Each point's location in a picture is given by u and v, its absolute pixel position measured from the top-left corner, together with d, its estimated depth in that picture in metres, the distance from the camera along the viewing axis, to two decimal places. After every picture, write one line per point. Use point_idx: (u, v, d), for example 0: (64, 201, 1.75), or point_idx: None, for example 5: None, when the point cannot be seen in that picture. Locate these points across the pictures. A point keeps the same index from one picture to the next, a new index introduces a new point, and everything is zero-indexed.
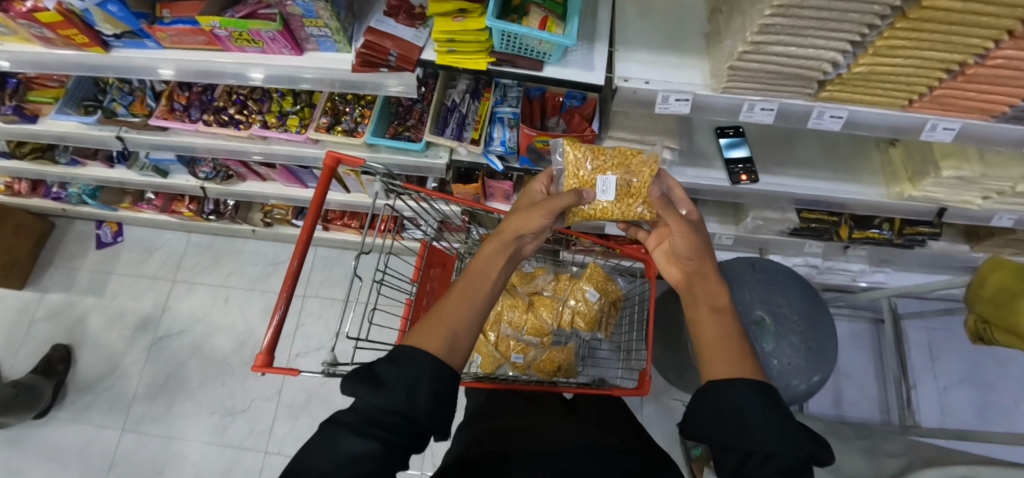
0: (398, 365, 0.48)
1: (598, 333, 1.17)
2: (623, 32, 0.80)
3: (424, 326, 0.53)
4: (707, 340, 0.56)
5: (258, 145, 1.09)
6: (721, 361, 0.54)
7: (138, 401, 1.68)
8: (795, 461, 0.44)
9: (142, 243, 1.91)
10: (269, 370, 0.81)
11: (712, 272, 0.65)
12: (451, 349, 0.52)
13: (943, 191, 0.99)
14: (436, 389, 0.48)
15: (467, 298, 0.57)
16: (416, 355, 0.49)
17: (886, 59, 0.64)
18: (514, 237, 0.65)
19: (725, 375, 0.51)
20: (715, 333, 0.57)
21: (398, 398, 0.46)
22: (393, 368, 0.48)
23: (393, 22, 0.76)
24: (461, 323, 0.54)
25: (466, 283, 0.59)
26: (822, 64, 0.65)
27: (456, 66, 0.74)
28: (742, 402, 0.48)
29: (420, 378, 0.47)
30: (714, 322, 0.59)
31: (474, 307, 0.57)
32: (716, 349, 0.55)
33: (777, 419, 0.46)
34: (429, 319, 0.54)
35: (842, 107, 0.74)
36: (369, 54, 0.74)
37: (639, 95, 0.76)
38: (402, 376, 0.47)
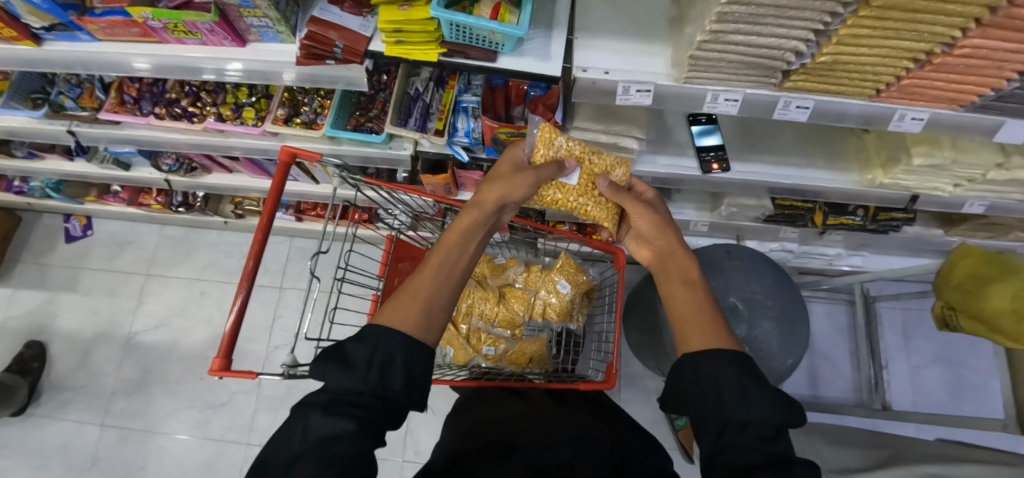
0: (368, 345, 0.45)
1: (571, 324, 1.16)
2: (584, 19, 0.77)
3: (398, 300, 0.51)
4: (678, 311, 0.54)
5: (216, 138, 1.05)
6: (695, 333, 0.50)
7: (119, 396, 1.68)
8: (771, 427, 0.42)
9: (114, 238, 1.87)
10: (226, 374, 0.80)
11: (681, 246, 0.64)
12: (422, 323, 0.50)
13: (913, 178, 0.98)
14: (410, 366, 0.46)
15: (442, 271, 0.54)
16: (383, 332, 0.47)
17: (850, 48, 0.61)
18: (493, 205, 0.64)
19: (703, 343, 0.49)
20: (689, 305, 0.54)
21: (370, 380, 0.44)
22: (363, 347, 0.45)
23: (338, 11, 0.71)
24: (434, 297, 0.51)
25: (440, 251, 0.55)
26: (785, 53, 0.63)
27: (405, 58, 0.70)
28: (720, 375, 0.45)
29: (393, 355, 0.45)
30: (684, 292, 0.56)
31: (451, 277, 0.54)
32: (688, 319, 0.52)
33: (752, 390, 0.44)
34: (401, 293, 0.51)
35: (809, 97, 0.72)
36: (312, 45, 0.70)
37: (598, 86, 0.72)
38: (373, 355, 0.45)
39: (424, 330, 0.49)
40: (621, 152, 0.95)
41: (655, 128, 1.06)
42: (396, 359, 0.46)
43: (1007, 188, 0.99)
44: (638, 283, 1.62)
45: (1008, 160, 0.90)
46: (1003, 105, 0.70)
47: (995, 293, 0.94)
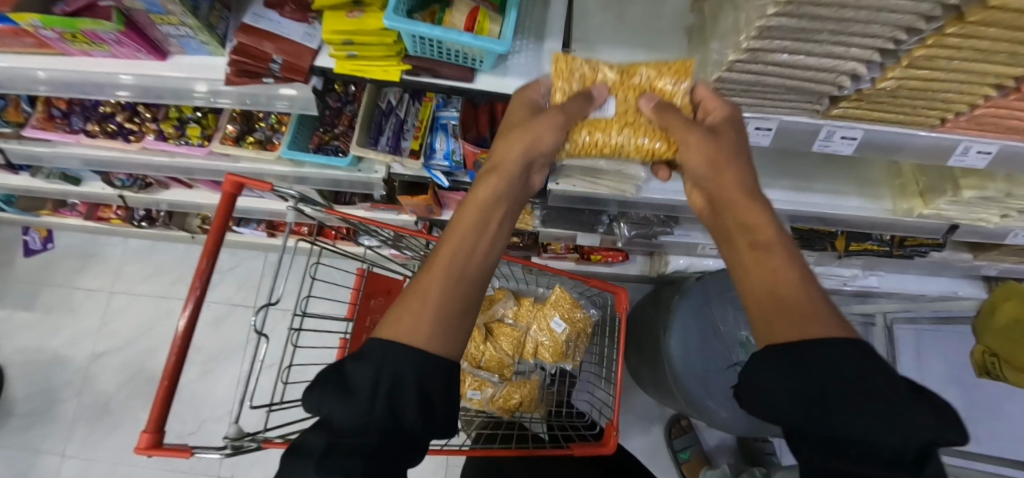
0: (369, 368, 0.40)
1: (566, 363, 1.04)
2: (582, 28, 0.64)
3: (402, 309, 0.45)
4: (756, 290, 0.45)
5: (159, 159, 0.92)
6: (769, 322, 0.42)
7: (81, 423, 1.57)
8: (910, 456, 0.32)
9: (75, 251, 1.73)
10: (158, 451, 0.67)
11: (755, 195, 0.50)
12: (438, 331, 0.44)
13: (958, 209, 0.85)
14: (423, 384, 0.41)
15: (450, 273, 0.48)
16: (389, 348, 0.41)
17: (921, 73, 0.48)
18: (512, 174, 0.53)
19: (791, 333, 0.40)
20: (771, 283, 0.44)
21: (373, 409, 0.38)
22: (364, 370, 0.40)
23: (277, 17, 0.57)
24: (445, 300, 0.46)
25: (448, 249, 0.49)
26: (838, 77, 0.49)
27: (358, 76, 0.56)
28: (827, 383, 0.35)
29: (401, 378, 0.40)
30: (757, 267, 0.46)
31: (466, 273, 0.49)
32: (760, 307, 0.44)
33: (885, 404, 0.33)
34: (406, 299, 0.46)
35: (857, 127, 0.58)
36: (244, 61, 0.56)
37: (600, 110, 0.59)
38: (377, 380, 0.40)
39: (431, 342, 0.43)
40: (626, 181, 0.81)
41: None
42: (406, 382, 0.40)
43: None
44: (638, 305, 1.50)
45: None
46: None
47: None
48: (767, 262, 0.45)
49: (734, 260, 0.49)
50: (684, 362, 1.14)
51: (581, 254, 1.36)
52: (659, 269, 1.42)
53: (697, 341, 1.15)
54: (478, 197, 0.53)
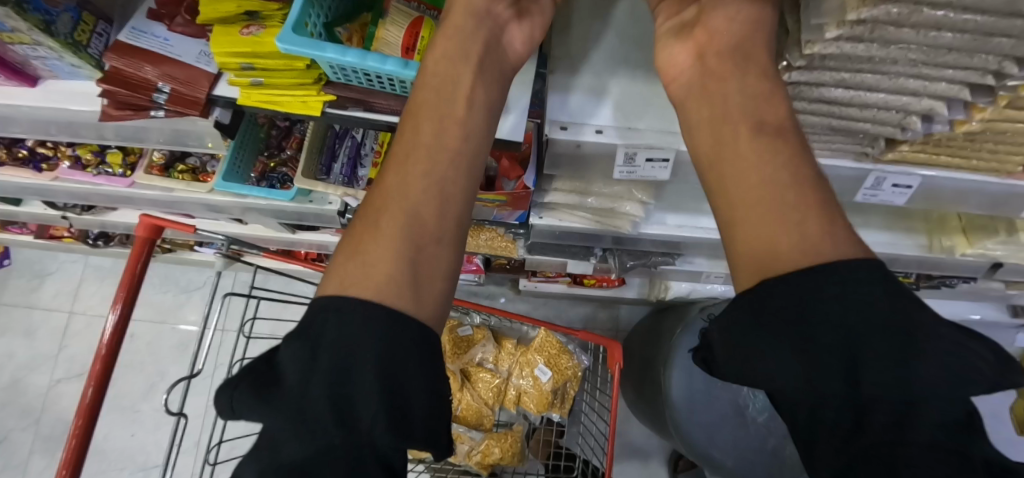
0: (298, 352, 0.27)
1: (553, 413, 0.92)
2: (563, 42, 0.48)
3: (348, 247, 0.32)
4: (750, 181, 0.31)
5: (78, 188, 0.79)
6: (770, 242, 0.28)
7: (38, 454, 1.46)
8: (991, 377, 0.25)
9: (32, 268, 1.61)
10: None
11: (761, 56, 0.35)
12: (407, 273, 0.30)
13: (1011, 250, 0.72)
14: (386, 355, 0.27)
15: (410, 191, 0.33)
16: (338, 311, 0.28)
17: (1017, 115, 0.35)
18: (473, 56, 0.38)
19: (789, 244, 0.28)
20: (764, 168, 0.30)
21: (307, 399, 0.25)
22: (294, 356, 0.27)
23: (163, 32, 0.44)
24: (409, 230, 0.32)
25: (400, 157, 0.35)
26: (904, 118, 0.36)
27: (268, 108, 0.43)
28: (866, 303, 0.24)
29: (350, 360, 0.26)
30: (743, 172, 0.32)
31: (432, 186, 0.34)
32: (741, 222, 0.31)
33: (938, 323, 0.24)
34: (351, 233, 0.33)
35: (916, 174, 0.45)
36: (118, 89, 0.43)
37: (583, 151, 0.46)
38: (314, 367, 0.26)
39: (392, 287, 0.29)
40: (619, 216, 0.68)
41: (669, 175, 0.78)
42: (358, 360, 0.26)
43: None
44: (634, 330, 1.36)
45: None
46: None
47: None
48: (763, 164, 0.31)
49: (717, 142, 0.34)
50: (687, 409, 1.01)
51: (574, 278, 1.23)
52: (659, 295, 1.28)
53: (702, 383, 1.02)
54: (430, 78, 0.37)
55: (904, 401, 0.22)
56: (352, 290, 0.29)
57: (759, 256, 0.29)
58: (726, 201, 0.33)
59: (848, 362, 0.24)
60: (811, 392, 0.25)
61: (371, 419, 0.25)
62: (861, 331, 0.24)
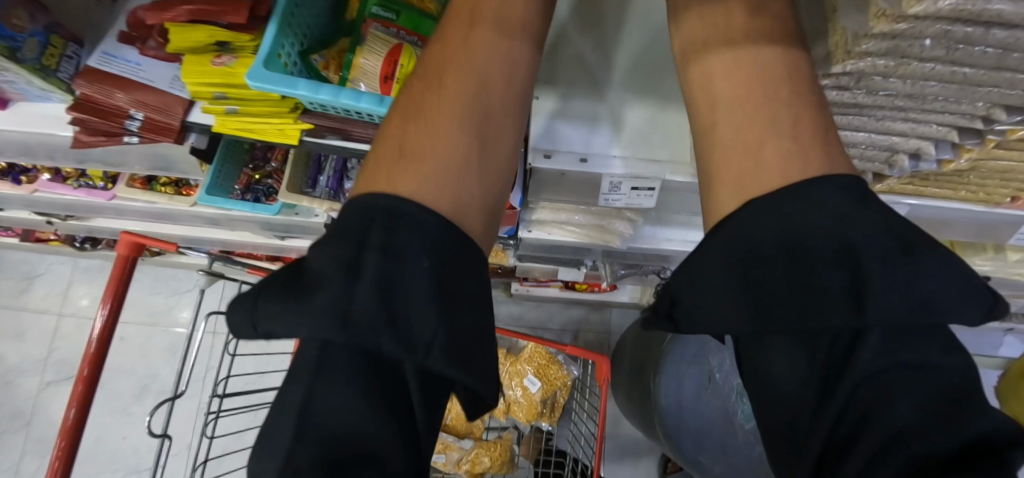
0: (339, 251, 0.25)
1: (542, 422, 0.92)
2: (548, 66, 0.47)
3: (388, 141, 0.30)
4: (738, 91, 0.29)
5: (59, 200, 0.78)
6: (756, 161, 0.27)
7: (32, 457, 1.48)
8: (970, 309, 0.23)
9: (20, 270, 1.59)
10: None
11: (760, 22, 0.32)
12: (446, 171, 0.29)
13: (997, 265, 0.72)
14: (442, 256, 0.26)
15: (451, 89, 0.31)
16: (377, 209, 0.27)
17: (1006, 155, 0.34)
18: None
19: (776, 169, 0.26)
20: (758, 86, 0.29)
21: (351, 312, 0.23)
22: (333, 255, 0.25)
23: (134, 55, 0.43)
24: (446, 130, 0.30)
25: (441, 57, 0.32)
26: (893, 154, 0.36)
27: (247, 136, 0.42)
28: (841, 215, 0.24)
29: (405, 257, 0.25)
30: (740, 92, 0.29)
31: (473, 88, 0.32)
32: (728, 127, 0.29)
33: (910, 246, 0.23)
34: (390, 125, 0.31)
35: (902, 203, 0.45)
36: (89, 116, 0.42)
37: (569, 177, 0.46)
38: (366, 261, 0.25)
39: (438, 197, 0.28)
40: (608, 232, 0.68)
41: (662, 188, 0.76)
42: (408, 274, 0.25)
43: None
44: (625, 333, 1.36)
45: None
46: None
47: None
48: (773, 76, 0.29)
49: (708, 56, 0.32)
50: (676, 415, 1.02)
51: (566, 284, 1.22)
52: (653, 300, 1.29)
53: (691, 390, 1.03)
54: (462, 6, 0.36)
55: (890, 341, 0.22)
56: (393, 201, 0.27)
57: (752, 168, 0.28)
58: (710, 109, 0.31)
59: (856, 296, 0.23)
60: (801, 322, 0.24)
61: (432, 337, 0.24)
62: (867, 261, 0.23)
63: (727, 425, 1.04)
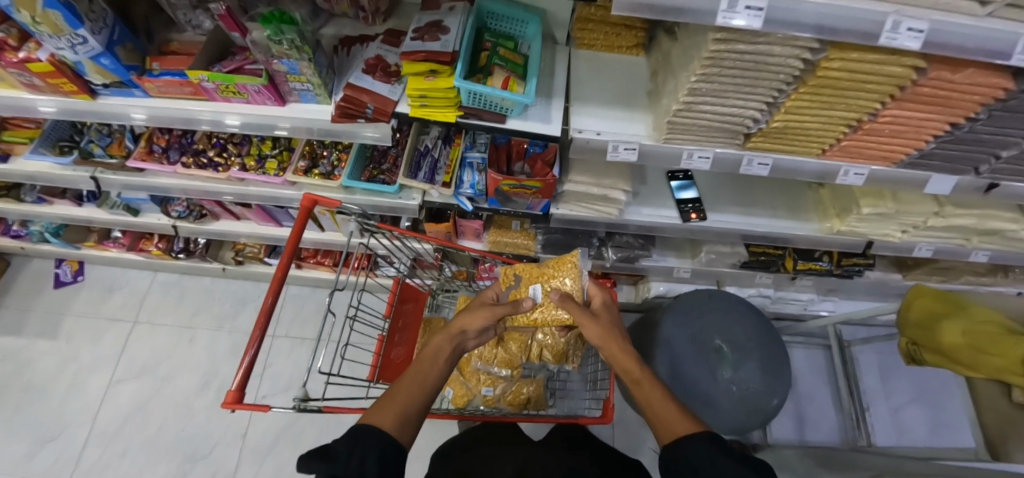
0: (345, 444, 0.48)
1: (565, 366, 1.22)
2: (579, 88, 0.89)
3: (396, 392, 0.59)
4: (651, 402, 0.61)
5: (236, 186, 1.12)
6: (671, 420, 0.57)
7: (91, 450, 1.57)
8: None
9: (103, 283, 1.83)
10: (238, 407, 0.79)
11: (679, 57, 0.74)
12: (399, 418, 0.55)
13: (867, 225, 1.12)
14: (363, 456, 0.47)
15: (419, 378, 0.63)
16: (370, 432, 0.50)
17: (793, 118, 0.76)
18: (458, 330, 0.75)
19: (673, 432, 0.55)
20: (654, 397, 0.61)
21: (325, 452, 0.47)
22: (343, 445, 0.48)
23: (371, 79, 0.82)
24: (412, 400, 0.59)
25: (433, 353, 0.69)
26: (744, 120, 0.77)
27: (428, 118, 0.81)
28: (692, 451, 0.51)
29: (367, 453, 0.48)
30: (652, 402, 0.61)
31: (433, 374, 0.64)
32: (662, 415, 0.58)
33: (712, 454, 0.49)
34: (402, 386, 0.61)
35: (767, 156, 0.86)
36: (347, 107, 0.81)
37: (592, 145, 0.84)
38: (351, 447, 0.48)
39: (395, 425, 0.54)
40: (611, 203, 1.08)
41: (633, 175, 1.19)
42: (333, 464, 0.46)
43: (945, 234, 1.16)
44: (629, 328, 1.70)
45: (942, 210, 1.06)
46: (925, 163, 0.88)
47: (946, 327, 1.04)
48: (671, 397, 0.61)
49: (635, 393, 0.64)
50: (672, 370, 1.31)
51: None
52: (644, 295, 1.64)
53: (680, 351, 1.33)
54: (447, 334, 0.74)
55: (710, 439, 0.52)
56: (366, 434, 0.50)
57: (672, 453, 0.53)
58: (656, 410, 0.59)
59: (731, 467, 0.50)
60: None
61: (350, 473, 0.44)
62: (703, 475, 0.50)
63: (710, 378, 1.31)
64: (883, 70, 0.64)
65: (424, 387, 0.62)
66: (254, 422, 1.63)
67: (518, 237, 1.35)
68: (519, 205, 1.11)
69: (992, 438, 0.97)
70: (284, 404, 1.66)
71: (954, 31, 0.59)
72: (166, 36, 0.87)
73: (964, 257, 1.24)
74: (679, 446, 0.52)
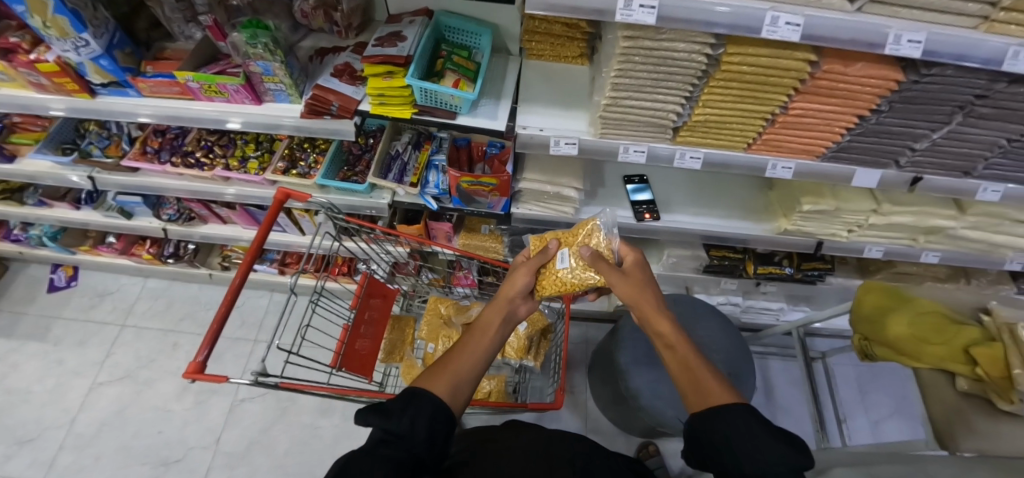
0: (401, 408, 0.47)
1: (528, 362, 1.25)
2: (526, 91, 0.99)
3: (445, 362, 0.56)
4: (684, 373, 0.55)
5: (220, 185, 1.22)
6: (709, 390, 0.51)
7: (66, 452, 1.57)
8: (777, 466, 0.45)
9: (95, 289, 1.91)
10: (199, 377, 0.85)
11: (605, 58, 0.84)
12: (453, 388, 0.52)
13: (814, 224, 1.18)
14: (417, 416, 0.47)
15: (471, 345, 0.59)
16: (425, 397, 0.48)
17: (710, 112, 0.85)
18: (508, 297, 0.70)
19: (708, 398, 0.50)
20: (689, 366, 0.55)
21: (377, 414, 0.47)
22: (397, 408, 0.47)
23: (337, 81, 0.93)
24: (466, 368, 0.55)
25: (484, 320, 0.64)
26: (668, 114, 0.85)
27: (386, 115, 0.91)
28: (730, 424, 0.47)
29: (421, 415, 0.47)
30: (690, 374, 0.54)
31: (488, 342, 0.60)
32: (695, 382, 0.53)
33: (756, 433, 0.45)
34: (452, 355, 0.57)
35: (698, 150, 0.94)
36: (315, 104, 0.91)
37: (536, 140, 0.92)
38: (406, 412, 0.47)
39: (449, 393, 0.51)
40: (567, 201, 1.15)
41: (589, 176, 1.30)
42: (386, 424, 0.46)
43: (890, 233, 1.21)
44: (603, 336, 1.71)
45: (880, 207, 1.12)
46: (846, 156, 0.95)
47: (895, 319, 1.05)
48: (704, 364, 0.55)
49: (669, 360, 0.58)
50: (635, 370, 1.33)
51: None
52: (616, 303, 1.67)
53: (643, 350, 1.35)
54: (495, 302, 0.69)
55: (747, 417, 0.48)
56: (416, 399, 0.48)
57: (702, 427, 0.49)
58: (688, 380, 0.54)
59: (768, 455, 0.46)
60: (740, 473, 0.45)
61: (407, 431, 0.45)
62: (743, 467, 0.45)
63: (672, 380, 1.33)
64: (777, 62, 0.73)
65: (479, 356, 0.58)
66: (228, 426, 1.64)
67: (487, 239, 1.42)
68: (481, 204, 1.18)
69: (941, 430, 0.99)
70: (260, 410, 1.67)
71: (832, 25, 0.67)
72: (161, 46, 0.99)
73: (915, 258, 1.28)
74: (716, 416, 0.48)
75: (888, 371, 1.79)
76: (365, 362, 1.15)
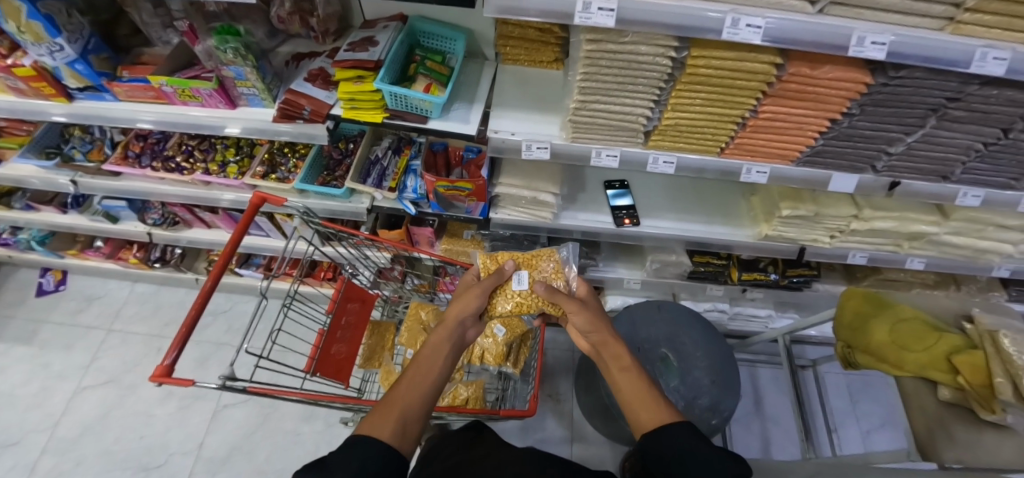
0: (347, 457, 0.43)
1: (506, 368, 1.24)
2: (500, 95, 0.99)
3: (394, 396, 0.52)
4: (629, 397, 0.53)
5: (200, 189, 1.22)
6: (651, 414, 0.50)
7: (48, 456, 1.56)
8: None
9: (84, 293, 1.91)
10: (166, 381, 0.84)
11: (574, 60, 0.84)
12: (400, 427, 0.48)
13: (795, 230, 1.17)
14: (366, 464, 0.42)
15: (420, 375, 0.55)
16: (371, 441, 0.44)
17: (679, 116, 0.85)
18: (456, 321, 0.67)
19: (651, 421, 0.49)
20: (630, 389, 0.53)
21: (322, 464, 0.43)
22: (344, 458, 0.42)
23: (311, 85, 0.93)
24: (414, 400, 0.51)
25: (431, 345, 0.60)
26: (637, 118, 0.85)
27: (358, 119, 0.91)
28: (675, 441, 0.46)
29: (369, 463, 0.42)
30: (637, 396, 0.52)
31: (434, 372, 0.56)
32: (635, 406, 0.52)
33: (698, 450, 0.44)
34: (401, 387, 0.53)
35: (671, 154, 0.94)
36: (288, 108, 0.91)
37: (508, 144, 0.92)
38: (352, 459, 0.42)
39: (401, 434, 0.47)
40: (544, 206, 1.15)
41: (569, 181, 1.30)
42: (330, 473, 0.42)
43: (873, 239, 1.20)
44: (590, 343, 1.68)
45: (862, 213, 1.11)
46: (821, 160, 0.94)
47: (876, 326, 1.05)
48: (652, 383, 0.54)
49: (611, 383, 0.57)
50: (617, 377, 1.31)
51: None
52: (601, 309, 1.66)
53: None
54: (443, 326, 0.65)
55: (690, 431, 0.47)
56: (364, 444, 0.44)
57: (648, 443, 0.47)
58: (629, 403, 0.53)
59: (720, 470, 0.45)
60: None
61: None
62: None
63: None
64: (742, 65, 0.72)
65: (427, 387, 0.54)
66: (210, 432, 1.63)
67: (467, 244, 1.41)
68: (460, 208, 1.18)
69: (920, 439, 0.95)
70: (243, 415, 1.66)
71: (795, 28, 0.66)
72: (140, 51, 1.00)
73: (900, 264, 1.26)
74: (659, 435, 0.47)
75: (879, 379, 1.76)
76: (340, 367, 1.14)
